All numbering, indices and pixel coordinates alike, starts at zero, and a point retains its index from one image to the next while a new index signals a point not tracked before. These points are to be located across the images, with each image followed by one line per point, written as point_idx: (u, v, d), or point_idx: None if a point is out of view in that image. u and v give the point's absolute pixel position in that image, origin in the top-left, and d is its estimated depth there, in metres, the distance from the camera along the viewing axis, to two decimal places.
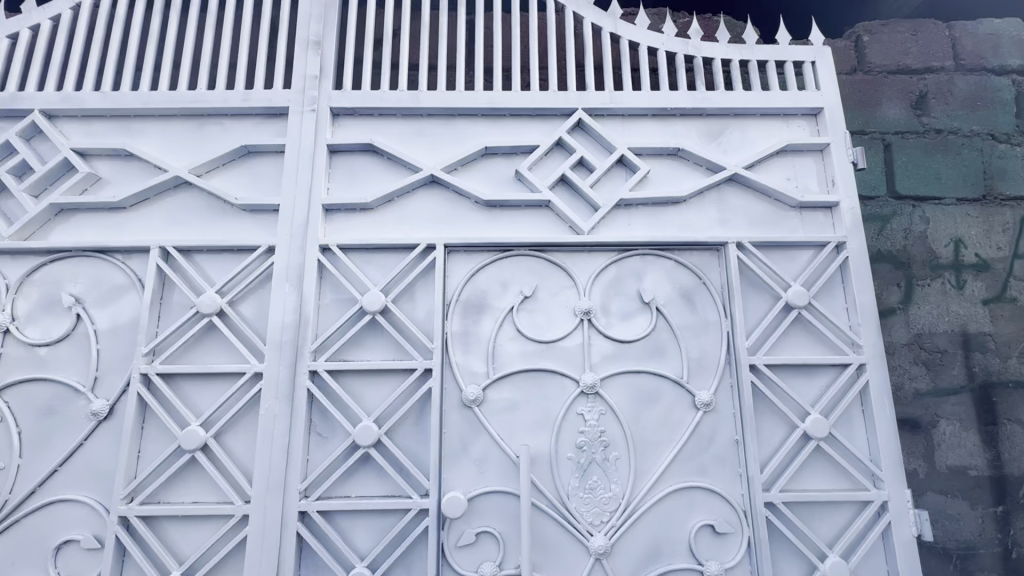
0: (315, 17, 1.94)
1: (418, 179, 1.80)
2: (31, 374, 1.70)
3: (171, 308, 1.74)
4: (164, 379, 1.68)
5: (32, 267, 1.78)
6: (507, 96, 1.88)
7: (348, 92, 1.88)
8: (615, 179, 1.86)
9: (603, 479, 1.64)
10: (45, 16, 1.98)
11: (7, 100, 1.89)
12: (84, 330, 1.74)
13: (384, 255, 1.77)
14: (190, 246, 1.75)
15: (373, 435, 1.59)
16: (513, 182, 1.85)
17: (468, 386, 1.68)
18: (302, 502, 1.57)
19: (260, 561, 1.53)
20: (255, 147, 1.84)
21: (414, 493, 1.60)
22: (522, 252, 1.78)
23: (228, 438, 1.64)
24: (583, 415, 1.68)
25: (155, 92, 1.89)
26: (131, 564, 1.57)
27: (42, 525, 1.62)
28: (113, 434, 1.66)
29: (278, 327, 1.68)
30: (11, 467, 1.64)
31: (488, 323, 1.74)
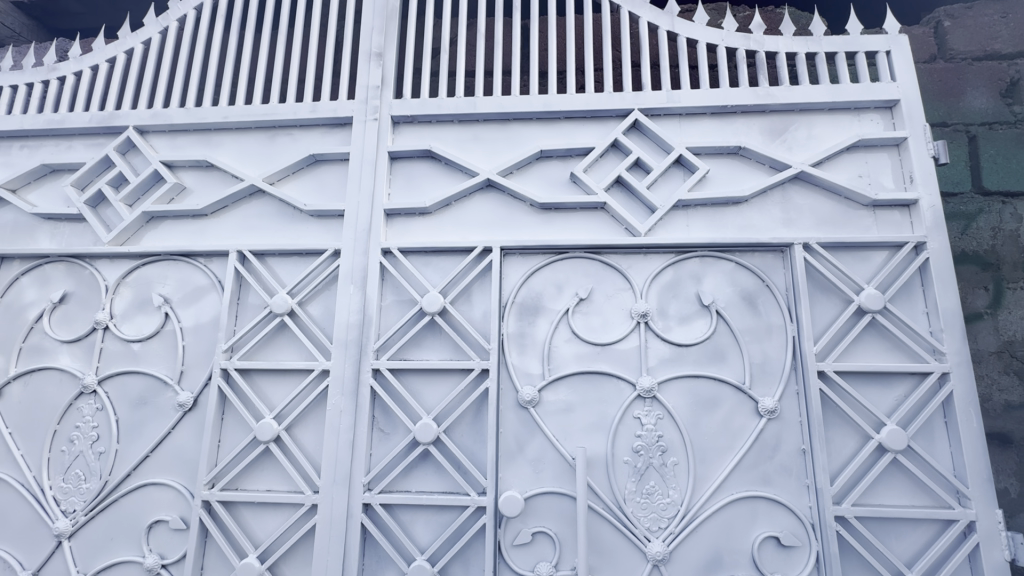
0: (376, 29, 2.02)
1: (475, 183, 1.84)
2: (127, 367, 1.87)
3: (247, 307, 1.86)
4: (241, 373, 1.80)
5: (127, 270, 1.95)
6: (562, 99, 1.89)
7: (408, 100, 1.95)
8: (673, 179, 1.83)
9: (660, 484, 1.61)
10: (137, 40, 2.16)
11: (106, 119, 2.08)
12: (171, 327, 1.89)
13: (442, 258, 1.83)
14: (264, 250, 1.87)
15: (433, 433, 1.64)
16: (568, 185, 1.85)
17: (524, 387, 1.70)
18: (365, 494, 1.64)
19: (327, 550, 1.61)
20: (322, 156, 1.94)
21: (472, 491, 1.63)
22: (578, 254, 1.79)
23: (298, 431, 1.74)
24: (640, 419, 1.66)
25: (232, 107, 2.02)
26: (212, 545, 1.70)
27: (137, 505, 1.77)
28: (197, 424, 1.79)
29: (343, 326, 1.76)
30: (110, 451, 1.81)
31: (544, 324, 1.76)
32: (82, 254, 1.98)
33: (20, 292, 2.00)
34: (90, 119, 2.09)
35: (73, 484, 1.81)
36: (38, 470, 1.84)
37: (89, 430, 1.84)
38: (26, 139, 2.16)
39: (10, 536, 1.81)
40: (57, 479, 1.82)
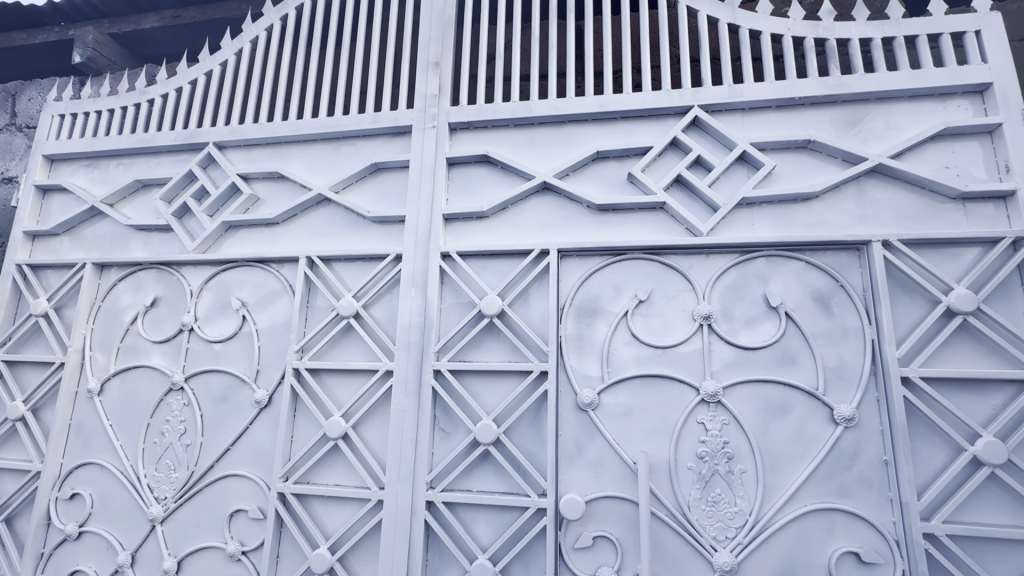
0: (433, 39, 2.07)
1: (531, 186, 1.85)
2: (209, 366, 2.02)
3: (316, 310, 1.96)
4: (311, 373, 1.90)
5: (208, 276, 2.10)
6: (619, 99, 1.87)
7: (465, 107, 1.99)
8: (736, 177, 1.77)
9: (726, 492, 1.56)
10: (215, 62, 2.33)
11: (189, 136, 2.25)
12: (248, 329, 2.02)
13: (499, 261, 1.85)
14: (331, 255, 1.96)
15: (493, 434, 1.66)
16: (626, 185, 1.83)
17: (583, 389, 1.69)
18: (428, 492, 1.69)
19: (392, 545, 1.67)
20: (384, 164, 2.02)
21: (532, 492, 1.64)
22: (637, 256, 1.76)
23: (364, 429, 1.81)
24: (704, 424, 1.61)
25: (301, 120, 2.14)
26: (287, 535, 1.80)
27: (219, 494, 1.90)
28: (272, 420, 1.91)
29: (405, 328, 1.82)
30: (196, 443, 1.95)
31: (602, 327, 1.74)
32: (171, 261, 2.15)
33: (118, 296, 2.20)
34: (176, 137, 2.27)
35: (164, 473, 1.96)
36: (134, 460, 2.01)
37: (177, 423, 1.99)
38: (121, 157, 2.37)
39: (111, 518, 1.99)
40: (150, 468, 1.99)
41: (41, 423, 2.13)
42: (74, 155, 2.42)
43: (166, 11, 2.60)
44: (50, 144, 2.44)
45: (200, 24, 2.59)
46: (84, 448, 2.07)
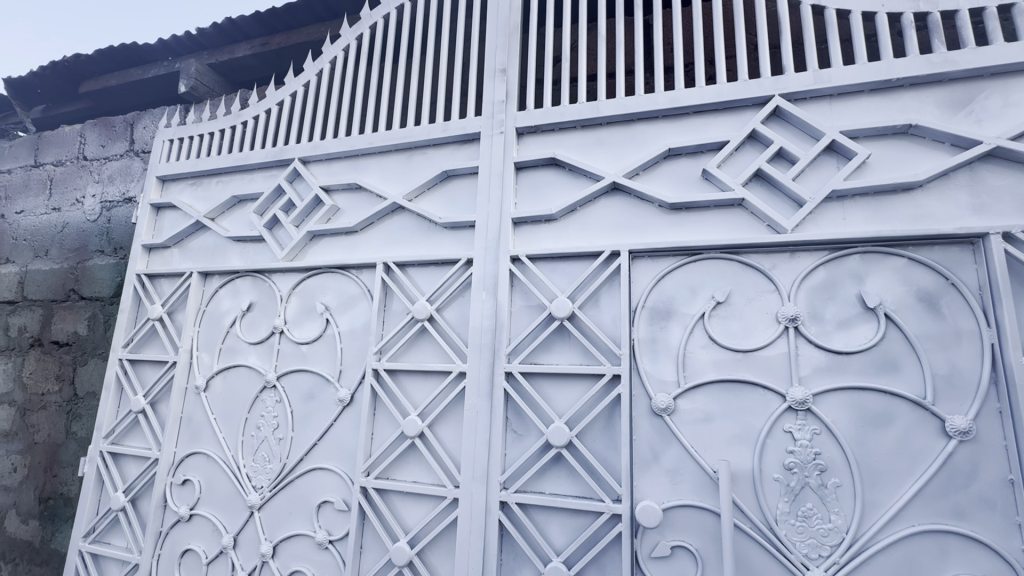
0: (500, 46, 2.11)
1: (600, 187, 1.83)
2: (297, 365, 2.17)
3: (392, 314, 2.05)
4: (389, 373, 1.99)
5: (296, 282, 2.26)
6: (691, 93, 1.80)
7: (532, 111, 2.00)
8: (824, 168, 1.65)
9: (819, 507, 1.46)
10: (299, 84, 2.50)
11: (277, 153, 2.44)
12: (332, 331, 2.15)
13: (569, 263, 1.84)
14: (406, 261, 2.05)
15: (566, 437, 1.66)
16: (700, 182, 1.76)
17: (658, 394, 1.64)
18: (502, 493, 1.71)
19: (468, 542, 1.71)
20: (454, 171, 2.08)
21: (606, 497, 1.61)
22: (713, 255, 1.69)
23: (440, 429, 1.87)
24: (792, 434, 1.51)
25: (376, 133, 2.25)
26: (369, 527, 1.89)
27: (308, 485, 2.04)
28: (354, 417, 2.02)
29: (478, 331, 1.86)
30: (287, 438, 2.11)
31: (677, 329, 1.69)
32: (263, 269, 2.34)
33: (219, 302, 2.43)
34: (266, 155, 2.46)
35: (260, 464, 2.14)
36: (235, 450, 2.20)
37: (271, 418, 2.16)
38: (220, 175, 2.61)
39: (216, 503, 2.19)
40: (249, 459, 2.17)
41: (158, 415, 2.39)
42: (181, 176, 2.69)
43: (255, 39, 2.83)
44: (162, 166, 2.73)
45: (285, 50, 2.79)
46: (193, 439, 2.30)
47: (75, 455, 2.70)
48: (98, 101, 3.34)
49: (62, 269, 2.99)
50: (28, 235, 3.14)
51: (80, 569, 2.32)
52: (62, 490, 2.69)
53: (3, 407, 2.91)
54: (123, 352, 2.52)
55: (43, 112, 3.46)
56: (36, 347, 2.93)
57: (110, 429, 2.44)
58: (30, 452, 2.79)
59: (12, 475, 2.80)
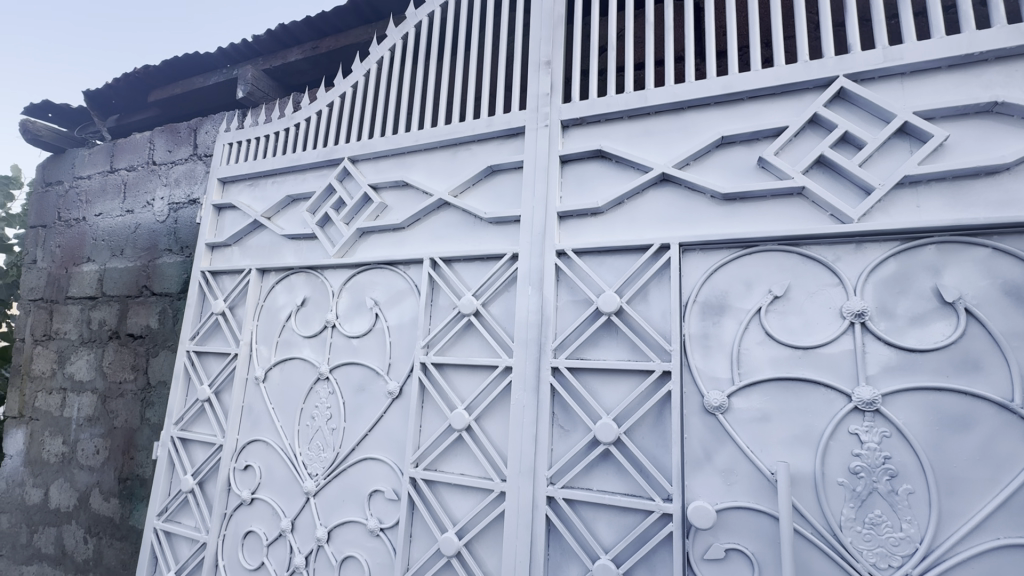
0: (544, 39, 2.09)
1: (648, 178, 1.78)
2: (349, 358, 2.24)
3: (439, 308, 2.08)
4: (436, 367, 2.02)
5: (347, 278, 2.34)
6: (746, 77, 1.72)
7: (578, 103, 1.97)
8: (895, 153, 1.54)
9: (888, 515, 1.37)
10: (348, 85, 2.58)
11: (328, 153, 2.52)
12: (381, 326, 2.20)
13: (616, 257, 1.81)
14: (452, 256, 2.07)
15: (614, 433, 1.63)
16: (756, 171, 1.69)
17: (710, 391, 1.59)
18: (549, 488, 1.71)
19: (515, 537, 1.71)
20: (499, 166, 2.08)
21: (657, 496, 1.58)
22: (770, 247, 1.62)
23: (486, 423, 1.89)
24: (858, 436, 1.43)
25: (422, 131, 2.29)
26: (418, 517, 1.94)
27: (360, 474, 2.11)
28: (403, 410, 2.07)
29: (524, 325, 1.86)
30: (340, 428, 2.19)
31: (731, 325, 1.62)
32: (316, 266, 2.43)
33: (276, 297, 2.54)
34: (318, 155, 2.55)
35: (315, 453, 2.23)
36: (291, 439, 2.30)
37: (325, 409, 2.25)
38: (275, 176, 2.72)
39: (275, 488, 2.30)
40: (305, 447, 2.26)
41: (221, 404, 2.53)
42: (240, 177, 2.83)
43: (306, 44, 2.93)
44: (222, 169, 2.88)
45: (334, 52, 2.88)
46: (253, 427, 2.43)
47: (149, 439, 2.91)
48: (165, 109, 3.56)
49: (135, 267, 3.21)
50: (106, 236, 3.39)
51: (155, 546, 2.50)
52: (138, 472, 2.90)
53: (87, 394, 3.17)
54: (190, 345, 2.68)
55: (117, 121, 3.73)
56: (114, 339, 3.17)
57: (180, 416, 2.62)
58: (110, 435, 3.03)
59: (95, 457, 3.05)
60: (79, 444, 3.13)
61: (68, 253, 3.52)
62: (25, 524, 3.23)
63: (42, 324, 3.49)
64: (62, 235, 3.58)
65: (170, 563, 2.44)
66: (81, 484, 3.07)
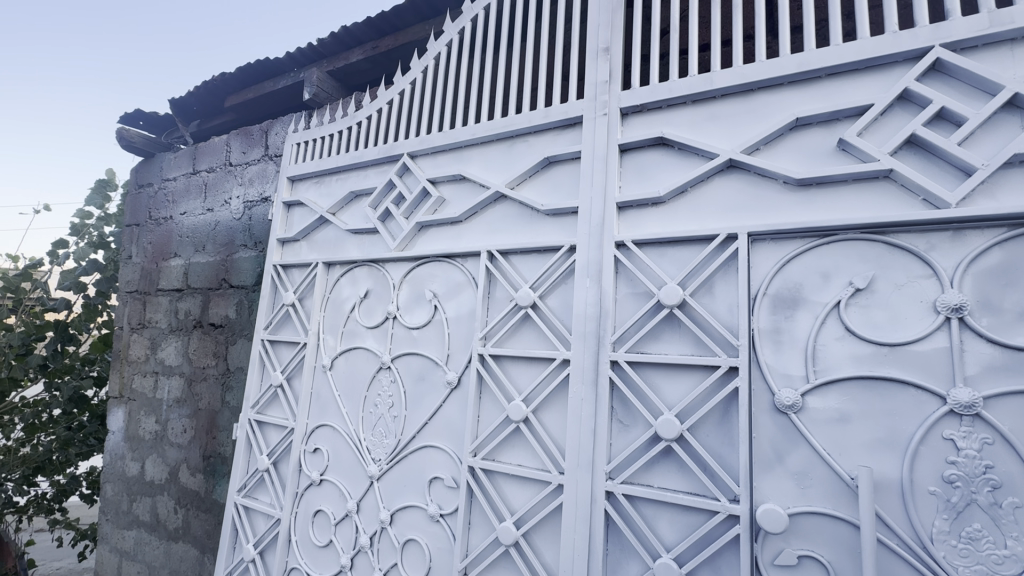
0: (602, 25, 2.04)
1: (714, 165, 1.71)
2: (409, 348, 2.31)
3: (496, 300, 2.10)
4: (493, 359, 2.04)
5: (406, 270, 2.41)
6: (825, 53, 1.60)
7: (638, 89, 1.91)
8: (1001, 129, 1.38)
9: (990, 530, 1.25)
10: (407, 82, 2.64)
11: (388, 150, 2.60)
12: (439, 317, 2.25)
13: (679, 248, 1.75)
14: (509, 249, 2.08)
15: (676, 429, 1.59)
16: (835, 154, 1.57)
17: (782, 389, 1.50)
18: (608, 482, 1.69)
19: (573, 530, 1.70)
20: (555, 157, 2.06)
21: (722, 496, 1.52)
22: (851, 236, 1.50)
23: (544, 415, 1.88)
24: (954, 442, 1.30)
25: (478, 125, 2.30)
26: (477, 505, 1.97)
27: (420, 461, 2.18)
28: (461, 399, 2.11)
29: (582, 318, 1.84)
30: (402, 415, 2.26)
31: (805, 319, 1.52)
32: (378, 259, 2.51)
33: (341, 290, 2.66)
34: (378, 152, 2.63)
35: (378, 439, 2.32)
36: (356, 424, 2.41)
37: (387, 397, 2.33)
38: (338, 173, 2.84)
39: (341, 471, 2.42)
40: (369, 432, 2.37)
41: (292, 390, 2.69)
42: (307, 175, 2.98)
43: (367, 44, 3.02)
44: (291, 168, 3.04)
45: (394, 51, 2.95)
46: (321, 412, 2.56)
47: (229, 420, 3.14)
48: (240, 112, 3.81)
49: (215, 261, 3.47)
50: (190, 233, 3.68)
51: (235, 519, 2.70)
52: (220, 450, 3.14)
53: (175, 377, 3.48)
54: (264, 334, 2.87)
55: (199, 126, 4.04)
56: (198, 328, 3.44)
57: (256, 399, 2.81)
58: (195, 416, 3.30)
59: (183, 435, 3.34)
60: (169, 423, 3.43)
61: (158, 249, 3.85)
62: (125, 493, 3.59)
63: (137, 314, 3.85)
64: (152, 233, 3.92)
65: (249, 535, 2.64)
66: (171, 459, 3.37)
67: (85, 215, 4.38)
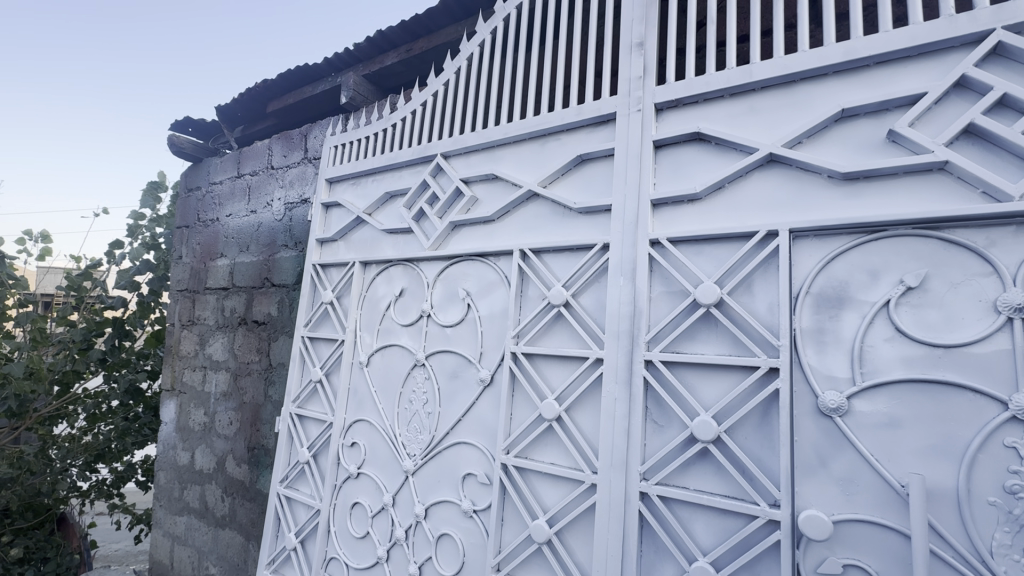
0: (636, 19, 2.01)
1: (754, 160, 1.66)
2: (443, 346, 2.35)
3: (529, 299, 2.10)
4: (526, 356, 2.05)
5: (440, 269, 2.44)
6: (874, 40, 1.53)
7: (674, 84, 1.88)
8: None
9: None
10: (440, 83, 2.67)
11: (422, 151, 2.64)
12: (472, 315, 2.28)
13: (715, 245, 1.71)
14: (542, 247, 2.08)
15: (713, 431, 1.55)
16: (884, 146, 1.50)
17: (826, 392, 1.45)
18: (642, 483, 1.67)
19: (607, 530, 1.69)
20: (588, 155, 2.05)
21: (762, 501, 1.47)
22: (901, 232, 1.43)
23: (577, 414, 1.88)
24: (1017, 450, 1.23)
25: (511, 124, 2.31)
26: (509, 502, 1.99)
27: (454, 457, 2.21)
28: (494, 397, 2.13)
29: (615, 317, 1.82)
30: (436, 411, 2.30)
31: (852, 319, 1.46)
32: (413, 258, 2.56)
33: (376, 288, 2.72)
34: (412, 153, 2.68)
35: (413, 434, 2.37)
36: (392, 420, 2.47)
37: (421, 394, 2.38)
38: (374, 174, 2.90)
39: (378, 465, 2.48)
40: (404, 428, 2.42)
41: (331, 385, 2.78)
42: (344, 177, 3.06)
43: (401, 47, 3.08)
44: (329, 170, 3.13)
45: (427, 53, 3.00)
46: (358, 407, 2.63)
47: (271, 414, 3.26)
48: (281, 117, 3.95)
49: (259, 261, 3.61)
50: (235, 234, 3.84)
51: (278, 508, 2.82)
52: (263, 442, 3.28)
53: (222, 372, 3.64)
54: (304, 331, 2.97)
55: (243, 132, 4.21)
56: (243, 325, 3.60)
57: (297, 394, 2.91)
58: (241, 409, 3.46)
59: (229, 427, 3.50)
60: (216, 415, 3.60)
61: (206, 249, 4.04)
62: (177, 481, 3.80)
63: (187, 311, 4.06)
64: (201, 234, 4.12)
65: (291, 525, 2.74)
66: (219, 450, 3.53)
67: (139, 216, 4.64)
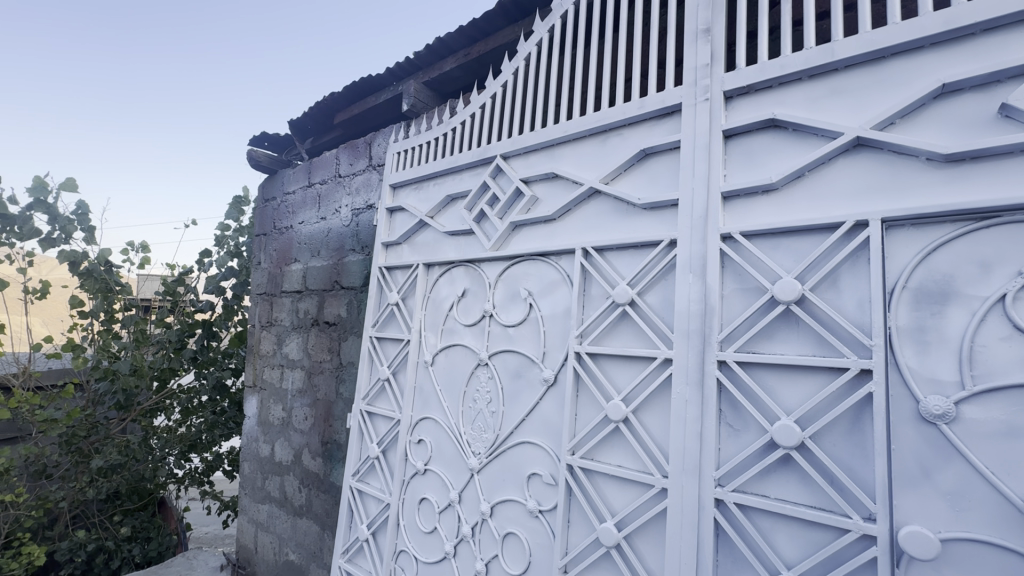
0: (702, 5, 1.92)
1: (838, 145, 1.54)
2: (506, 346, 2.36)
3: (592, 298, 2.07)
4: (590, 356, 2.02)
5: (501, 270, 2.46)
6: (981, 5, 1.37)
7: (745, 69, 1.78)
8: None
9: None
10: (498, 85, 2.69)
11: (481, 153, 2.67)
12: (534, 315, 2.27)
13: (795, 238, 1.60)
14: (605, 245, 2.05)
15: (796, 437, 1.46)
16: (996, 122, 1.34)
17: (929, 396, 1.31)
18: (718, 490, 1.59)
19: (679, 537, 1.63)
20: (652, 149, 1.99)
21: (855, 514, 1.36)
22: (1019, 218, 1.27)
23: (644, 416, 1.83)
24: None
25: (570, 121, 2.29)
26: (576, 504, 1.97)
27: (518, 457, 2.22)
28: (558, 397, 2.11)
29: (684, 316, 1.75)
30: (500, 411, 2.32)
31: (958, 316, 1.32)
32: (474, 259, 2.60)
33: (439, 290, 2.79)
34: (473, 156, 2.72)
35: (478, 433, 2.40)
36: (456, 418, 2.52)
37: (485, 393, 2.40)
38: (435, 178, 2.97)
39: (444, 462, 2.54)
40: (468, 427, 2.45)
41: (398, 384, 2.88)
42: (407, 182, 3.16)
43: (459, 51, 3.13)
44: (393, 176, 3.24)
45: (485, 56, 3.03)
46: (424, 405, 2.70)
47: (343, 410, 3.43)
48: (347, 127, 4.14)
49: (329, 265, 3.81)
50: (307, 240, 4.07)
51: (351, 501, 2.95)
52: (335, 437, 3.45)
53: (298, 370, 3.87)
54: (372, 331, 3.09)
55: (313, 143, 4.46)
56: (315, 326, 3.81)
57: (366, 392, 3.05)
58: (315, 405, 3.66)
59: (304, 422, 3.72)
60: (293, 411, 3.84)
61: (282, 255, 4.31)
62: (259, 472, 4.08)
63: (265, 313, 4.35)
64: (277, 241, 4.40)
65: (363, 517, 2.87)
66: (296, 443, 3.76)
67: (225, 227, 5.04)
